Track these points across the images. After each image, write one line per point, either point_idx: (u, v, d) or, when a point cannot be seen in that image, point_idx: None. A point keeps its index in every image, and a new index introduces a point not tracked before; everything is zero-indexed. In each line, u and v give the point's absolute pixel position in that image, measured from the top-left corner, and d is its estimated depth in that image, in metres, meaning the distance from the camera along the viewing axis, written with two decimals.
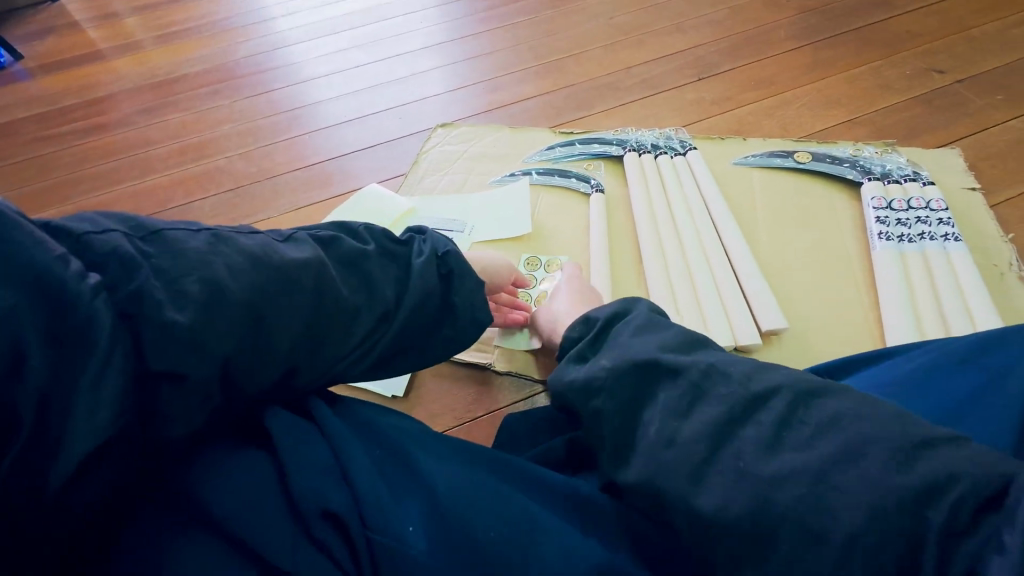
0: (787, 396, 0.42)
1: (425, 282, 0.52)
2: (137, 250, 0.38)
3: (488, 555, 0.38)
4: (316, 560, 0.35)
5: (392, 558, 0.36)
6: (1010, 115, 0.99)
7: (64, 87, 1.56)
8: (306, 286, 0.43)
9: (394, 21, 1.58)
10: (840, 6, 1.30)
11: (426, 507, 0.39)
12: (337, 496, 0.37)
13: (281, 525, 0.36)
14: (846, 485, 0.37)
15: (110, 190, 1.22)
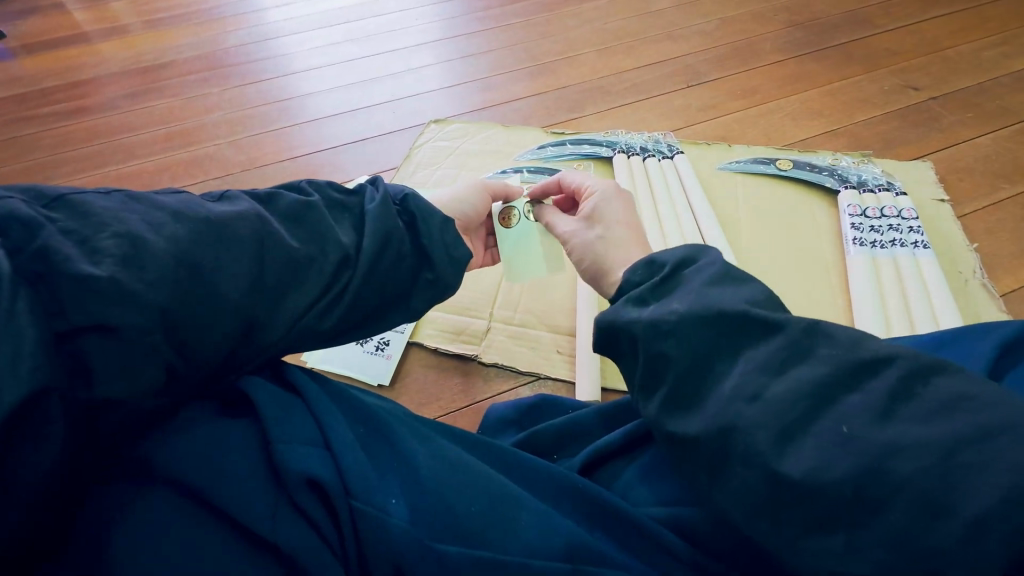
0: (904, 367, 0.33)
1: (383, 226, 0.49)
2: (40, 214, 0.34)
3: (470, 529, 0.37)
4: (300, 531, 0.33)
5: (377, 534, 0.34)
6: (978, 133, 1.04)
7: (47, 68, 1.53)
8: (247, 237, 0.40)
9: (389, 16, 1.58)
10: (824, 22, 1.35)
11: (409, 480, 0.38)
12: (319, 464, 0.35)
13: (263, 491, 0.34)
14: (977, 462, 0.29)
15: (93, 173, 1.20)
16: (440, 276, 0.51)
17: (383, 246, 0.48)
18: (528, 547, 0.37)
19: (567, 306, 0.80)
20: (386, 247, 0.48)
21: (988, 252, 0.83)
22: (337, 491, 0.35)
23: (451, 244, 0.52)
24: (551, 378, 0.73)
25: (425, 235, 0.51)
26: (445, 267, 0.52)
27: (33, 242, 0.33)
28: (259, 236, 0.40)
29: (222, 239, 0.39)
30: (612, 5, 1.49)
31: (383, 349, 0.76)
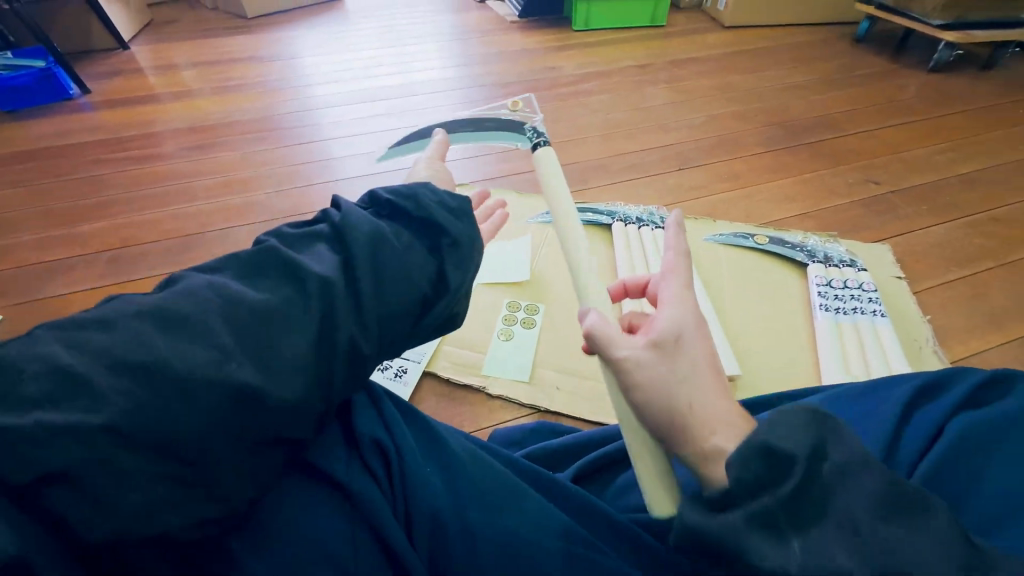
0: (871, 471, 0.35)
1: (372, 243, 0.43)
2: (55, 367, 0.31)
3: (495, 503, 0.43)
4: (371, 489, 0.39)
5: (422, 496, 0.40)
6: (931, 222, 1.19)
7: (123, 121, 1.76)
8: (249, 307, 0.37)
9: (423, 97, 1.84)
10: (796, 124, 1.58)
11: (444, 460, 0.44)
12: (379, 430, 0.42)
13: (349, 464, 0.40)
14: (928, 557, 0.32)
15: (154, 212, 1.35)
16: (457, 240, 0.47)
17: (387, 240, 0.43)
18: (530, 526, 0.43)
19: (567, 348, 0.89)
20: (386, 244, 0.43)
21: (939, 325, 0.95)
22: (395, 465, 0.41)
23: (465, 225, 0.48)
24: (549, 411, 0.82)
25: (425, 212, 0.47)
26: (453, 229, 0.47)
27: (53, 404, 0.31)
28: (261, 303, 0.37)
29: (225, 320, 0.35)
30: (614, 99, 1.74)
31: (401, 376, 0.85)
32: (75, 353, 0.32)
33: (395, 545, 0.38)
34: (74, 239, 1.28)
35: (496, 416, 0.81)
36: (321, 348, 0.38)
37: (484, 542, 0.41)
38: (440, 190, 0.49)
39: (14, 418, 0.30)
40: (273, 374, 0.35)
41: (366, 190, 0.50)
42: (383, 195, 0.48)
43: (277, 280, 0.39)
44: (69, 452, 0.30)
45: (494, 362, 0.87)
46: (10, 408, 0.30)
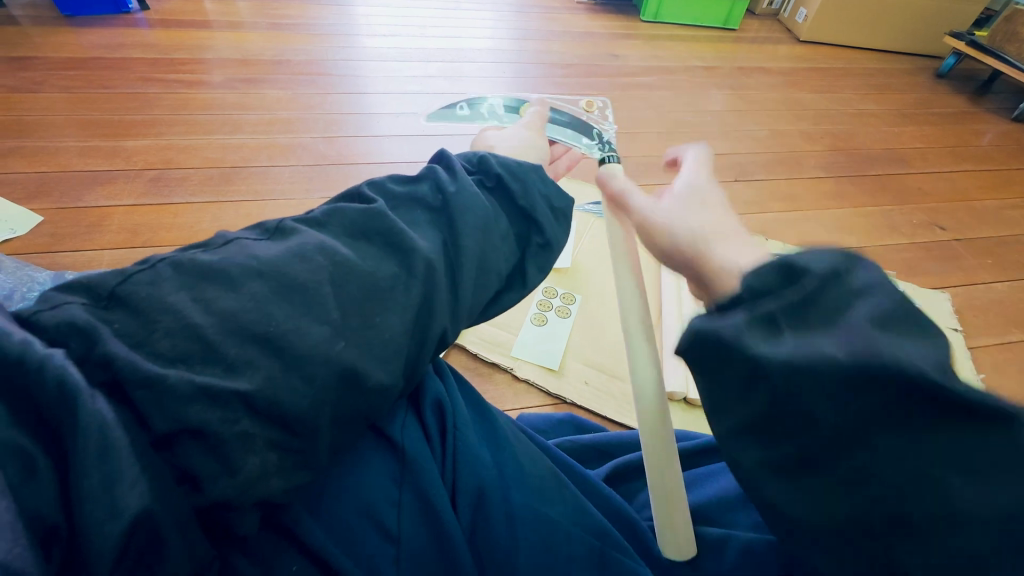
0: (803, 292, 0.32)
1: (479, 217, 0.39)
2: (179, 320, 0.29)
3: (535, 485, 0.40)
4: (424, 447, 0.37)
5: (471, 466, 0.37)
6: (994, 278, 1.13)
7: (178, 43, 1.74)
8: (362, 278, 0.34)
9: (480, 65, 1.79)
10: (863, 153, 1.50)
11: (492, 431, 0.41)
12: (436, 388, 0.40)
13: (402, 418, 0.38)
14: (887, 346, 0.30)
15: (198, 138, 1.34)
16: (549, 241, 0.43)
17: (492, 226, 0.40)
18: (569, 516, 0.40)
19: (600, 344, 0.86)
20: (491, 228, 0.40)
21: (992, 385, 0.91)
22: (449, 425, 0.39)
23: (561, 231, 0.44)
24: (575, 404, 0.79)
25: (528, 203, 0.42)
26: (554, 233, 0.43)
27: (186, 364, 0.29)
28: (378, 278, 0.34)
29: (340, 292, 0.33)
30: (675, 98, 1.67)
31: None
32: (202, 310, 0.30)
33: (441, 518, 0.35)
34: (117, 153, 1.27)
35: (518, 399, 0.80)
36: (423, 336, 0.36)
37: (524, 523, 0.38)
38: (549, 183, 0.45)
39: (151, 367, 0.28)
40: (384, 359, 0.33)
41: (472, 157, 0.44)
42: (496, 170, 0.42)
43: (390, 249, 0.36)
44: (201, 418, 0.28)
45: (523, 345, 0.85)
46: (145, 356, 0.29)
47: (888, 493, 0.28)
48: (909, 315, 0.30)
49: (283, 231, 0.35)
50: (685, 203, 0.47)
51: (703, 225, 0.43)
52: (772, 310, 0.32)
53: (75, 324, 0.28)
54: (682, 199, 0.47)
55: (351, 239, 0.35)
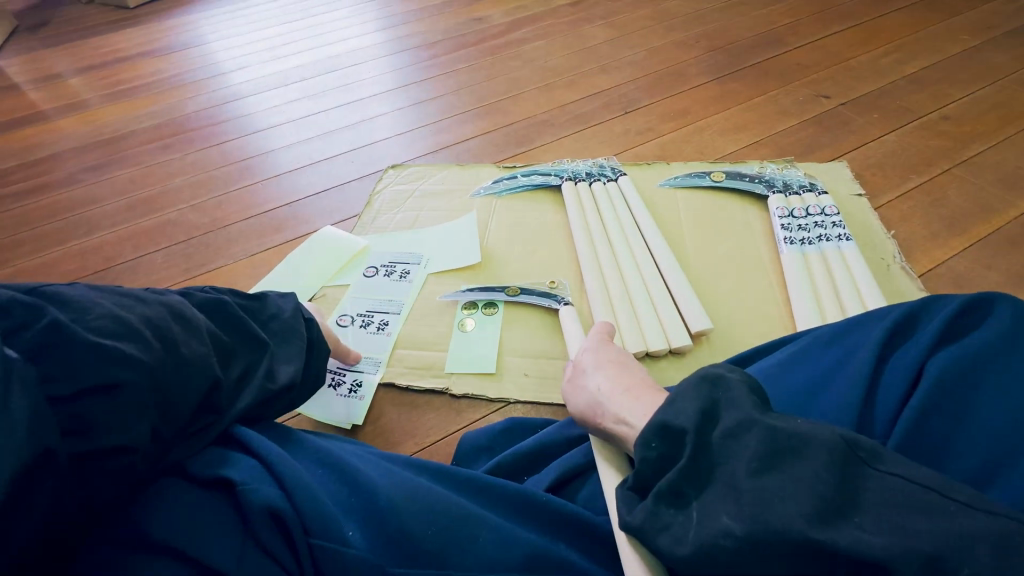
0: (690, 428, 0.37)
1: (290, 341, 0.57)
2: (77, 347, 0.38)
3: (426, 548, 0.37)
4: (268, 571, 0.33)
5: (334, 566, 0.34)
6: (884, 131, 1.16)
7: (1, 149, 1.53)
8: (183, 344, 0.45)
9: (342, 72, 1.66)
10: (741, 44, 1.49)
11: (365, 513, 0.37)
12: (269, 494, 0.35)
13: (232, 544, 0.33)
14: (755, 457, 0.34)
15: (55, 250, 1.19)
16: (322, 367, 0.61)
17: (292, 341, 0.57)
18: (496, 558, 0.38)
19: (532, 331, 0.83)
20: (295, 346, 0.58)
21: (904, 238, 0.93)
22: (295, 531, 0.34)
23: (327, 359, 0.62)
24: (523, 401, 0.76)
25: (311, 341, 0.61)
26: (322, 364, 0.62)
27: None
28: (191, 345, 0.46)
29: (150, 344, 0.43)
30: (549, 45, 1.60)
31: (356, 391, 0.78)
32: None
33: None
34: None
35: (465, 416, 0.76)
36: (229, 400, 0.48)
37: None
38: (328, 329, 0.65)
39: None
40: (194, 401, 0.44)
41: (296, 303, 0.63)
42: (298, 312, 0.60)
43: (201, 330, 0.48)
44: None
45: (455, 360, 0.80)
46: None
47: (715, 523, 0.33)
48: (784, 443, 0.34)
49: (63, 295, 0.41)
50: (599, 364, 0.54)
51: (599, 389, 0.50)
52: (671, 447, 0.38)
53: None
54: (595, 360, 0.54)
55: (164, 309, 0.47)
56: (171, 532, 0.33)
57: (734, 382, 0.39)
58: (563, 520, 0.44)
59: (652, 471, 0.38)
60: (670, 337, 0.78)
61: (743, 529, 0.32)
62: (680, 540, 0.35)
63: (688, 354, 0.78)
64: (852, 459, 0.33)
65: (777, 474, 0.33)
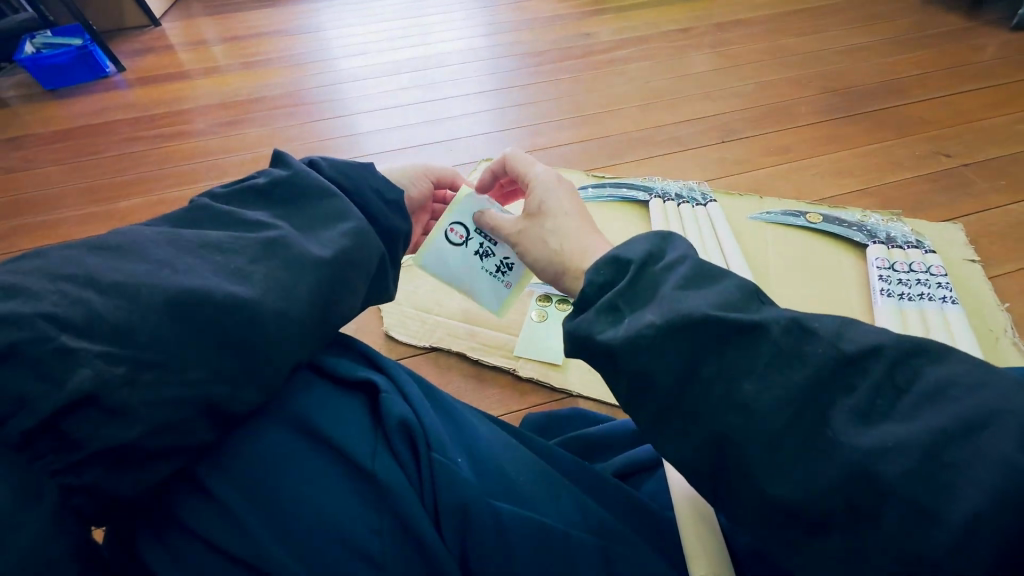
0: (728, 290, 0.35)
1: (330, 211, 0.44)
2: (87, 291, 0.32)
3: (522, 492, 0.40)
4: (394, 470, 0.36)
5: (447, 483, 0.37)
6: (1010, 200, 1.07)
7: (156, 97, 1.77)
8: (196, 265, 0.35)
9: (450, 68, 1.78)
10: (856, 90, 1.43)
11: (472, 449, 0.41)
12: (401, 408, 0.39)
13: (367, 442, 0.37)
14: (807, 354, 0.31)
15: (188, 188, 1.37)
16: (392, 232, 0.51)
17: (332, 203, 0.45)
18: (569, 523, 0.40)
19: None
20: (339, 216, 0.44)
21: (1018, 314, 0.86)
22: (420, 444, 0.38)
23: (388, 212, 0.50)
24: (583, 396, 0.79)
25: (364, 199, 0.49)
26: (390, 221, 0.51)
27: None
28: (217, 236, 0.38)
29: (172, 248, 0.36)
30: (652, 67, 1.63)
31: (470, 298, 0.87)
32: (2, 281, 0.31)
33: (426, 540, 0.35)
34: (114, 215, 1.31)
35: (527, 399, 0.80)
36: (278, 274, 0.38)
37: (513, 535, 0.37)
38: (380, 178, 0.52)
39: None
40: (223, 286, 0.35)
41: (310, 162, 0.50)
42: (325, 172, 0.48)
43: (229, 222, 0.40)
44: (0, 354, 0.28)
45: (524, 344, 0.84)
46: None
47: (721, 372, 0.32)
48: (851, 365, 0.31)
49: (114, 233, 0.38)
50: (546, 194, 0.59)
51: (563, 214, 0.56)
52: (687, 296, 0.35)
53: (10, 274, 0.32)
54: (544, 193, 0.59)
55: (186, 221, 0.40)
56: (315, 417, 0.37)
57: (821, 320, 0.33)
58: (629, 502, 0.47)
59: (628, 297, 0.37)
60: None
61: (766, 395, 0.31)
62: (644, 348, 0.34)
63: None
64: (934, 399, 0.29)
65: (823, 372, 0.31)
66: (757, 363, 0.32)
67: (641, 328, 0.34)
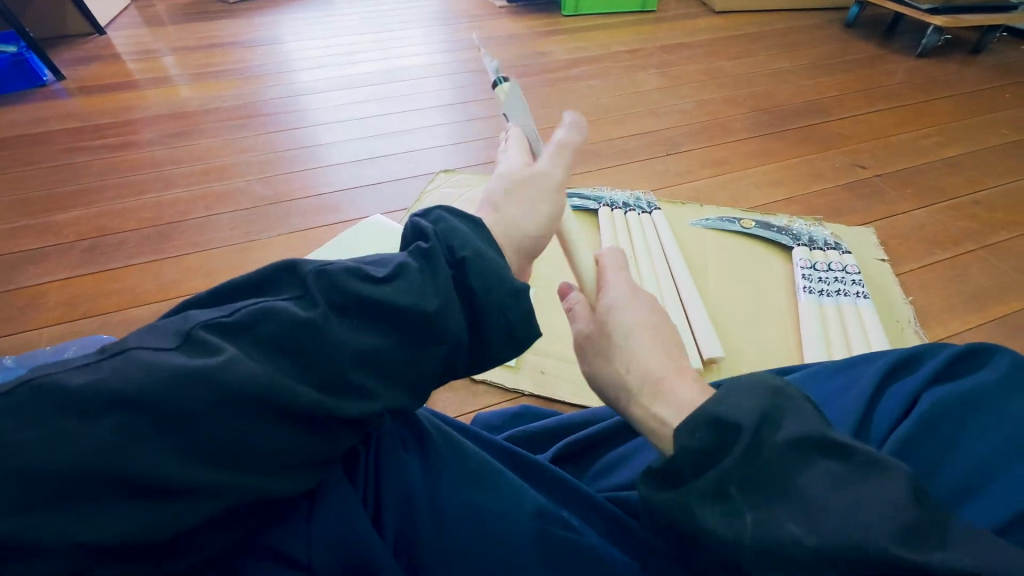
0: (722, 429, 0.34)
1: (428, 355, 0.42)
2: (141, 449, 0.30)
3: (464, 474, 0.44)
4: (340, 467, 0.40)
5: (387, 473, 0.42)
6: (915, 206, 1.20)
7: (99, 107, 1.70)
8: (268, 434, 0.34)
9: (410, 83, 1.81)
10: (786, 109, 1.57)
11: (413, 443, 0.45)
12: None
13: None
14: (769, 509, 0.31)
15: (133, 200, 1.32)
16: (491, 354, 0.49)
17: (441, 335, 0.43)
18: (505, 508, 0.44)
19: (554, 333, 0.89)
20: (432, 362, 0.43)
21: (921, 306, 0.98)
22: None
23: (495, 327, 0.47)
24: (535, 394, 0.82)
25: (460, 267, 0.45)
26: (489, 295, 0.46)
27: (52, 498, 0.28)
28: (320, 399, 0.36)
29: (267, 411, 0.34)
30: (603, 85, 1.72)
31: None
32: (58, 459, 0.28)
33: (356, 529, 0.38)
34: (49, 228, 1.24)
35: (482, 400, 0.82)
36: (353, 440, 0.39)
37: (448, 518, 0.42)
38: (522, 305, 0.48)
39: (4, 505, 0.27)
40: (306, 467, 0.37)
41: (448, 245, 0.46)
42: (467, 277, 0.45)
43: (336, 364, 0.37)
44: (76, 552, 0.29)
45: None
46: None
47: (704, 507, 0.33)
48: (771, 454, 0.32)
49: (203, 344, 0.34)
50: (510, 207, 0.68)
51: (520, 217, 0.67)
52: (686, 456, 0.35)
53: (54, 390, 0.30)
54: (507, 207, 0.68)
55: (272, 341, 0.35)
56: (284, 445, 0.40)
57: (776, 453, 0.32)
58: (561, 483, 0.49)
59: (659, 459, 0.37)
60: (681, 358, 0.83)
61: (810, 541, 0.29)
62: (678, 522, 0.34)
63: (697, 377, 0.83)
64: (852, 462, 0.31)
65: (761, 474, 0.32)
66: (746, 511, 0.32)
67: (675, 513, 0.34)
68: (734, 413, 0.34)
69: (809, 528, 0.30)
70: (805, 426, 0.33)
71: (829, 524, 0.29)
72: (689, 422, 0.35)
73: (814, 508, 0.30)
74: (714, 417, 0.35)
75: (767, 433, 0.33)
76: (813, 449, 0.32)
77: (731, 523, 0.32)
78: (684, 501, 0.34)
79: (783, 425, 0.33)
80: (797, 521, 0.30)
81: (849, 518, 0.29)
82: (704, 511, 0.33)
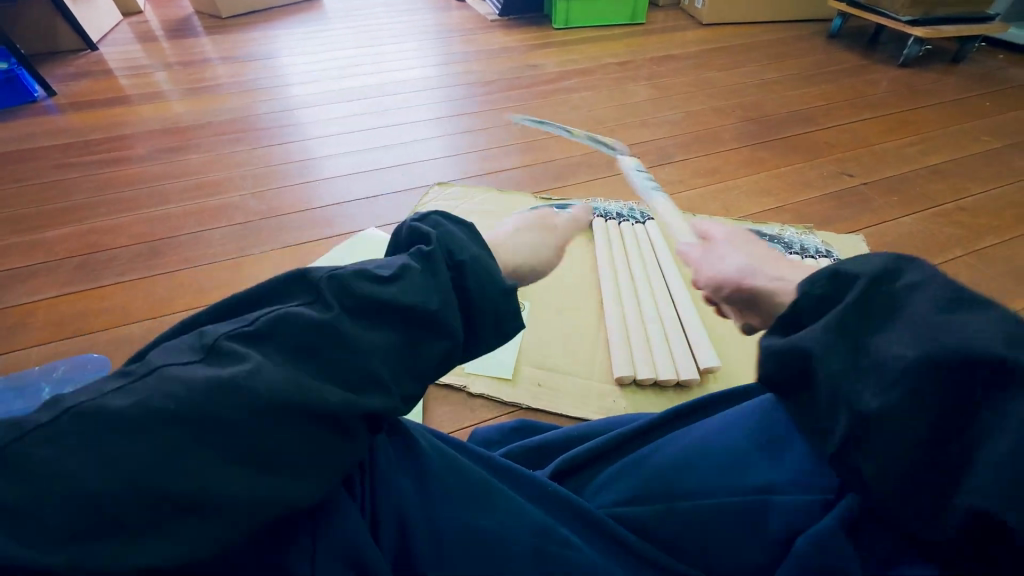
0: (844, 280, 0.36)
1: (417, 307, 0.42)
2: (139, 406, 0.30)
3: (466, 499, 0.44)
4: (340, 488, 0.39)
5: (385, 496, 0.41)
6: (903, 213, 1.22)
7: (90, 123, 1.69)
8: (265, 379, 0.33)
9: (403, 96, 1.82)
10: (774, 118, 1.60)
11: (411, 465, 0.44)
12: None
13: None
14: (879, 342, 0.33)
15: (126, 215, 1.31)
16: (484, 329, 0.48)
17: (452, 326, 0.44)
18: (506, 529, 0.43)
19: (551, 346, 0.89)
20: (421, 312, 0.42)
21: None
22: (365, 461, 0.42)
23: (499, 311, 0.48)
24: (532, 408, 0.81)
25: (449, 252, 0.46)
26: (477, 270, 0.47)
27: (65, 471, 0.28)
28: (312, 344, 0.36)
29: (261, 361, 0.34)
30: (594, 96, 1.74)
31: None
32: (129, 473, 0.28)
33: (356, 542, 0.36)
34: (38, 246, 1.23)
35: (479, 414, 0.81)
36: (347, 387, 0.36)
37: (449, 542, 0.41)
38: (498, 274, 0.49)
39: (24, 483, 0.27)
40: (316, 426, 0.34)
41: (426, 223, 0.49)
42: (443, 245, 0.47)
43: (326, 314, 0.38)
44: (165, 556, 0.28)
45: (474, 361, 0.86)
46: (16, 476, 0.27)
47: (812, 331, 0.35)
48: (887, 298, 0.34)
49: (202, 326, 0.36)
50: None
51: None
52: (811, 302, 0.37)
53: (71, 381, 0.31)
54: None
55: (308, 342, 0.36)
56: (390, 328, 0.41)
57: (883, 292, 0.34)
58: (553, 495, 0.49)
59: (796, 308, 0.38)
60: (679, 369, 0.83)
61: (914, 353, 0.30)
62: (796, 356, 0.36)
63: (694, 389, 0.83)
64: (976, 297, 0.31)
65: (868, 315, 0.34)
66: (855, 353, 0.34)
67: (794, 346, 0.36)
68: (849, 267, 0.36)
69: (914, 341, 0.31)
70: (921, 276, 0.34)
71: (932, 333, 0.30)
72: (812, 276, 0.38)
73: (925, 325, 0.31)
74: (833, 270, 0.37)
75: (884, 277, 0.34)
76: (926, 295, 0.32)
77: (845, 348, 0.34)
78: (814, 340, 0.35)
79: (902, 275, 0.34)
80: (901, 340, 0.31)
81: (996, 359, 0.28)
82: (811, 339, 0.35)
